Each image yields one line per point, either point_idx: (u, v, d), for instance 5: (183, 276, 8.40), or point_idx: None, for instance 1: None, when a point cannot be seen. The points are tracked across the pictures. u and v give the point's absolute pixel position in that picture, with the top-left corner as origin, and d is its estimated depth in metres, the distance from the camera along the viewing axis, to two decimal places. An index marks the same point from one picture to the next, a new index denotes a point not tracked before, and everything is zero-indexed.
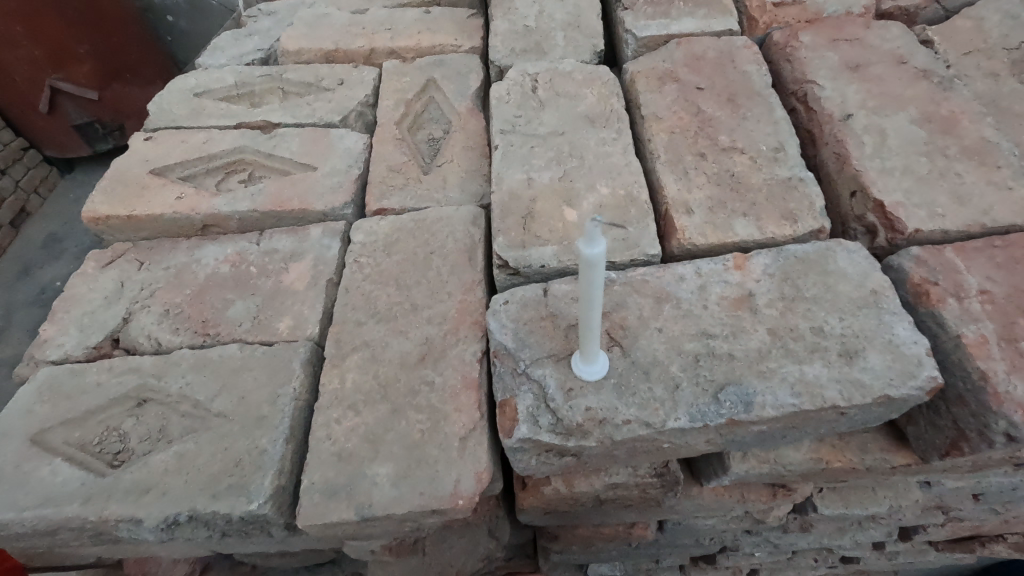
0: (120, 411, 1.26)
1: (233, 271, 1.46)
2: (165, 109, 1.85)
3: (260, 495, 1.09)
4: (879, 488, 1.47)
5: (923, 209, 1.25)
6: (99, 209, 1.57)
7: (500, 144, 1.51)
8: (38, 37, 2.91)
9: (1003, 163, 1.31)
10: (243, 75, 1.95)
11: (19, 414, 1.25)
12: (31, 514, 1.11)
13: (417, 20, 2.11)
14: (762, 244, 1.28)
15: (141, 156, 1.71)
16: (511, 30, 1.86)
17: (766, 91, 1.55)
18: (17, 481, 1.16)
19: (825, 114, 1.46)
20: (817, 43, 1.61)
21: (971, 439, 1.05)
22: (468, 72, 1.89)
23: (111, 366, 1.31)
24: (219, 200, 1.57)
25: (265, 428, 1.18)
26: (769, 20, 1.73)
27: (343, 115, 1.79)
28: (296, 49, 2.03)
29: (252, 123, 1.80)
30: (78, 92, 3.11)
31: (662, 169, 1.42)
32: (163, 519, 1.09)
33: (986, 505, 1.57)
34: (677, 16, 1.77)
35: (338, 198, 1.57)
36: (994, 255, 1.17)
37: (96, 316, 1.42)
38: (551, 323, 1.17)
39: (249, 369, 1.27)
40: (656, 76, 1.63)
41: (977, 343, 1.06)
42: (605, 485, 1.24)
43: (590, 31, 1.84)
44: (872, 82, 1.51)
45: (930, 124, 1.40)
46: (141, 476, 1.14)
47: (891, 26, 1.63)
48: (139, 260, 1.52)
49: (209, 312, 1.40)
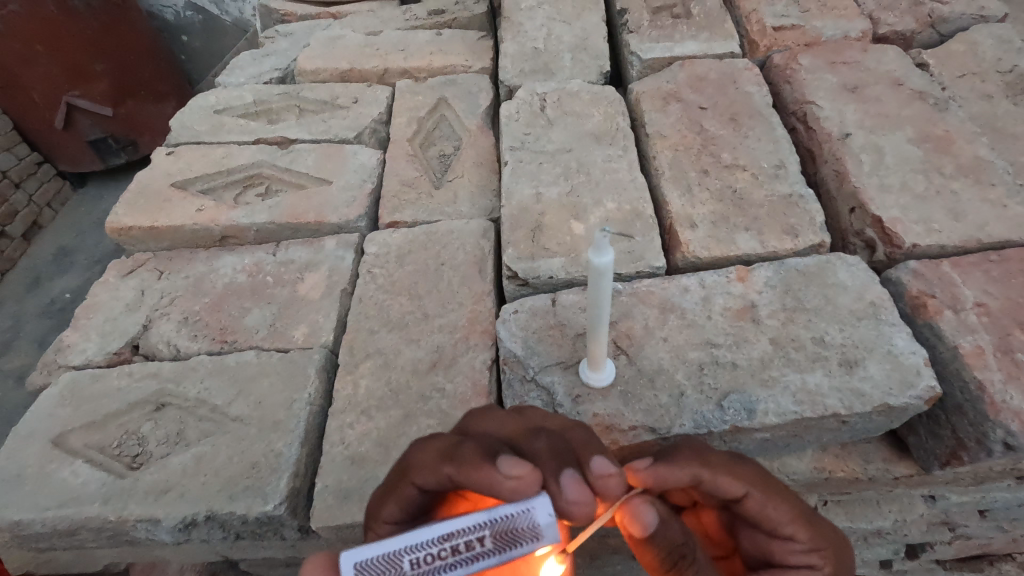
0: (138, 415, 1.29)
1: (250, 281, 1.51)
2: (186, 125, 1.92)
3: (276, 496, 1.12)
4: (883, 502, 1.44)
5: (920, 224, 1.29)
6: (123, 220, 1.63)
7: (510, 160, 1.56)
8: (57, 55, 3.00)
9: (998, 182, 1.36)
10: (261, 93, 2.03)
11: (41, 416, 1.29)
12: (51, 513, 1.14)
13: (429, 41, 2.19)
14: (764, 258, 1.32)
15: (163, 170, 1.76)
16: (520, 51, 1.93)
17: (767, 111, 1.60)
18: (39, 481, 1.19)
19: (825, 134, 1.51)
20: (816, 66, 1.67)
21: (970, 449, 1.07)
22: (478, 91, 1.96)
23: (132, 371, 1.35)
24: (237, 213, 1.62)
25: (282, 431, 1.21)
26: (770, 43, 1.79)
27: (357, 132, 1.86)
28: (313, 69, 2.10)
29: (270, 138, 1.86)
30: (94, 108, 3.19)
31: (667, 185, 1.47)
32: (181, 519, 1.12)
33: (992, 522, 1.53)
34: (680, 39, 1.84)
35: (352, 211, 1.62)
36: (989, 269, 1.21)
37: (116, 324, 1.46)
38: (559, 332, 1.20)
39: (266, 374, 1.31)
40: (660, 96, 1.68)
41: (973, 354, 1.09)
42: None
43: (597, 54, 1.90)
44: (869, 102, 1.56)
45: (926, 144, 1.45)
46: (160, 477, 1.17)
47: (888, 50, 1.69)
48: (159, 270, 1.56)
49: (227, 319, 1.44)
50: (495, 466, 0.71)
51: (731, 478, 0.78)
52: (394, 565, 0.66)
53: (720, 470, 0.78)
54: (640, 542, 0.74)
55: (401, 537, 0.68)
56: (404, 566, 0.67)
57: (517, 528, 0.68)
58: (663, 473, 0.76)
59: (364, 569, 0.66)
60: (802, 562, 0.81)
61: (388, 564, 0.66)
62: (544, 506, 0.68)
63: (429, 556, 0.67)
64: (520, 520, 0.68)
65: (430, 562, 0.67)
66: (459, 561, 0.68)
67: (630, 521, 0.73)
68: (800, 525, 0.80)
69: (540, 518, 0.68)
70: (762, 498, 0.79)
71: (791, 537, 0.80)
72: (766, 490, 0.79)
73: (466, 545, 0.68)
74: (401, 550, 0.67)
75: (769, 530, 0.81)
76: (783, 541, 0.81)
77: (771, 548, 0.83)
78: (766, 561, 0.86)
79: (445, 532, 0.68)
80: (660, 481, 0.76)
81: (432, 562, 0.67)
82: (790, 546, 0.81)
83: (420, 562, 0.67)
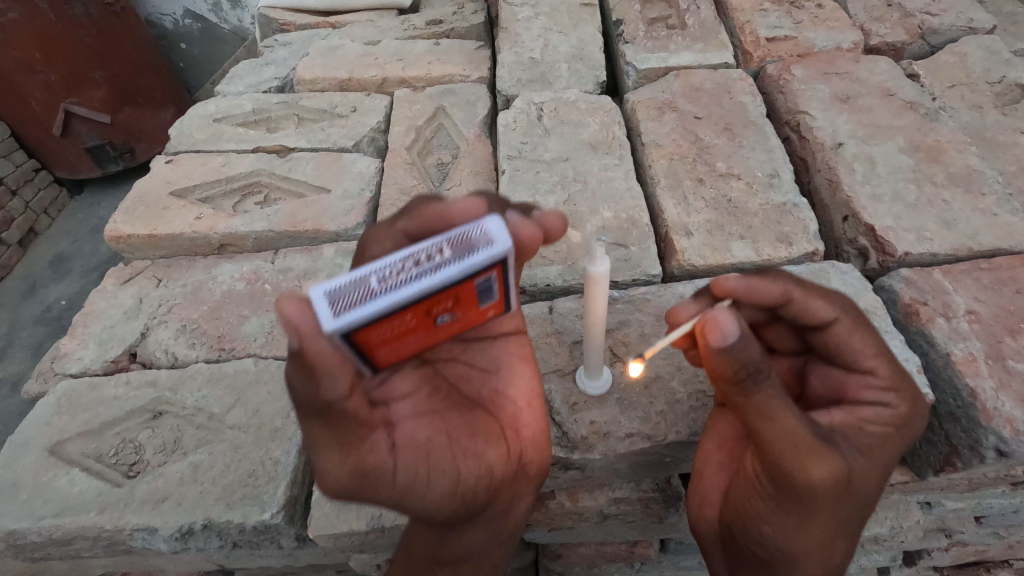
0: (136, 423, 1.29)
1: (248, 288, 1.51)
2: (185, 133, 1.93)
3: (273, 505, 1.12)
4: (880, 509, 1.41)
5: (912, 233, 1.31)
6: (121, 228, 1.63)
7: (507, 169, 1.57)
8: (55, 63, 3.01)
9: (988, 191, 1.38)
10: (259, 102, 2.04)
11: (37, 425, 1.29)
12: (47, 522, 1.13)
13: (427, 51, 2.21)
14: (759, 266, 1.34)
15: (161, 178, 1.77)
16: (517, 61, 1.95)
17: (761, 121, 1.62)
18: (34, 491, 1.18)
19: (818, 143, 1.53)
20: (809, 76, 1.70)
21: (963, 455, 1.08)
22: (476, 100, 1.98)
23: (129, 380, 1.34)
24: (236, 221, 1.63)
25: (279, 439, 1.22)
26: (763, 54, 1.81)
27: (356, 140, 1.87)
28: (311, 78, 2.11)
29: (269, 147, 1.87)
30: (92, 116, 3.20)
31: (662, 194, 1.48)
32: (178, 528, 1.11)
33: (988, 528, 1.53)
34: (675, 49, 1.86)
35: (350, 219, 1.63)
36: (980, 277, 1.23)
37: (114, 331, 1.46)
38: (556, 340, 1.22)
39: (264, 383, 1.31)
40: (656, 106, 1.70)
41: (965, 361, 1.11)
42: (608, 499, 1.23)
43: (593, 64, 1.92)
44: (861, 112, 1.58)
45: (917, 153, 1.47)
46: (157, 485, 1.17)
47: (879, 61, 1.72)
48: (157, 278, 1.57)
49: (225, 327, 1.44)
50: (446, 202, 0.91)
51: (823, 302, 0.92)
52: (359, 285, 0.68)
53: (814, 294, 0.92)
54: (712, 352, 0.79)
55: (362, 267, 0.70)
56: (371, 283, 0.68)
57: (471, 236, 0.73)
58: (757, 284, 0.90)
59: (332, 296, 0.67)
60: (875, 398, 0.94)
61: (357, 285, 0.68)
62: (494, 218, 0.75)
63: (395, 270, 0.69)
64: (471, 231, 0.73)
65: (394, 277, 0.68)
66: (423, 269, 0.69)
67: (710, 330, 0.78)
68: (881, 363, 0.95)
69: (492, 229, 0.73)
70: (848, 326, 0.94)
71: (870, 369, 0.95)
72: (854, 320, 0.94)
73: (428, 258, 0.70)
74: (367, 273, 0.69)
75: (852, 361, 0.95)
76: (863, 375, 0.95)
77: (846, 386, 0.97)
78: (836, 398, 0.99)
79: (404, 252, 0.70)
80: (753, 291, 0.90)
81: (399, 275, 0.68)
82: (867, 381, 0.95)
83: (385, 278, 0.68)
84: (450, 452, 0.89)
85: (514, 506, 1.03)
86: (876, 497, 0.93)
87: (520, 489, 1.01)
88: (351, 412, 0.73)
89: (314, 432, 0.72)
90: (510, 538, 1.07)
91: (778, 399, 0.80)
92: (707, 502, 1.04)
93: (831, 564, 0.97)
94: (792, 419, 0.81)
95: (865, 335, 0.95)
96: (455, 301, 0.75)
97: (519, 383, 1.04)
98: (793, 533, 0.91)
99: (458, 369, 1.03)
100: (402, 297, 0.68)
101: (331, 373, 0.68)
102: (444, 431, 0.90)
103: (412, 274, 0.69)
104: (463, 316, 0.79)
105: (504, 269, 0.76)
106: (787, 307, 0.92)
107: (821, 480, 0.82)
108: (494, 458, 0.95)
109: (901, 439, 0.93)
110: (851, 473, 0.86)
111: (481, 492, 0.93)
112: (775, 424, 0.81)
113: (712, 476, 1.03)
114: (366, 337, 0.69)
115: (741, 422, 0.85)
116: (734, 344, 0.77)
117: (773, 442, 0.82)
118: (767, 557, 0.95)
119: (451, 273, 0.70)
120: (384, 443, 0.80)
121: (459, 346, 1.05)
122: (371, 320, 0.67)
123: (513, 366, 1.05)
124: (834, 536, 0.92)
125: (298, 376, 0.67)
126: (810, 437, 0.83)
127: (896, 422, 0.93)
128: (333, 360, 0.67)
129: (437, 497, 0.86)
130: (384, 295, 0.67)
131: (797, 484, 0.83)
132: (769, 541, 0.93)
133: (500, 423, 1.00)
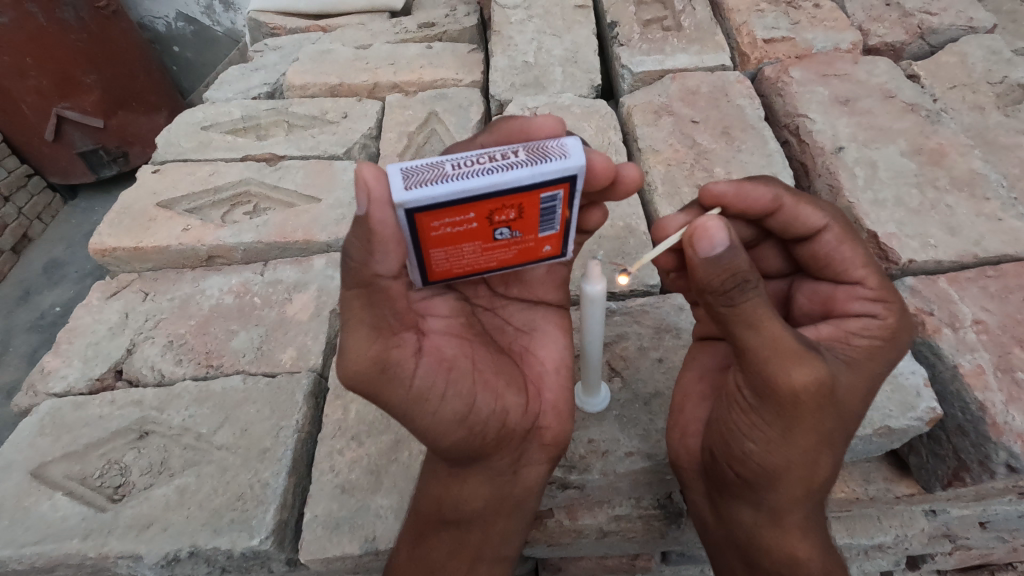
0: (121, 444, 1.25)
1: (237, 301, 1.48)
2: (173, 142, 1.89)
3: (262, 530, 1.09)
4: (884, 517, 1.39)
5: (916, 239, 1.28)
6: (106, 241, 1.60)
7: None
8: (46, 67, 2.96)
9: (992, 195, 1.35)
10: (249, 109, 2.00)
11: (21, 446, 1.25)
12: (30, 550, 1.10)
13: (419, 54, 2.17)
14: None
15: (148, 189, 1.73)
16: (510, 65, 1.91)
17: (759, 125, 1.59)
18: (17, 516, 1.15)
19: (817, 147, 1.50)
20: (807, 78, 1.67)
21: (972, 470, 1.04)
22: (469, 104, 1.94)
23: (114, 399, 1.31)
24: (224, 232, 1.59)
25: (269, 461, 1.19)
26: (761, 56, 1.79)
27: (347, 147, 1.83)
28: (302, 83, 2.08)
29: (258, 155, 1.83)
30: (85, 120, 3.15)
31: (660, 201, 1.45)
32: (164, 555, 1.08)
33: (994, 533, 1.50)
34: (671, 52, 1.82)
35: (341, 230, 1.59)
36: (987, 285, 1.20)
37: (100, 348, 1.42)
38: None
39: (253, 401, 1.28)
40: (652, 110, 1.67)
41: (973, 374, 1.08)
42: (607, 517, 1.19)
43: (587, 67, 1.89)
44: (862, 115, 1.55)
45: (919, 156, 1.44)
46: (143, 510, 1.13)
47: (878, 62, 1.69)
48: (144, 291, 1.53)
49: (213, 343, 1.41)
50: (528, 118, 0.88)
51: (810, 209, 0.93)
52: (437, 167, 0.75)
53: (802, 201, 0.93)
54: (698, 264, 0.75)
55: (441, 158, 0.77)
56: (446, 168, 0.74)
57: (547, 147, 0.78)
58: (748, 188, 0.90)
59: (409, 171, 0.73)
60: (863, 309, 0.93)
61: (433, 167, 0.74)
62: (574, 138, 0.79)
63: (471, 161, 0.75)
64: (548, 144, 0.79)
65: (468, 168, 0.74)
66: (495, 165, 0.75)
67: (698, 239, 0.75)
68: (871, 274, 0.94)
69: (569, 144, 0.78)
70: (836, 234, 0.94)
71: (858, 280, 0.94)
72: (842, 227, 0.94)
73: (503, 157, 0.76)
74: (443, 160, 0.75)
75: (842, 271, 0.95)
76: (853, 285, 0.95)
77: (835, 298, 0.97)
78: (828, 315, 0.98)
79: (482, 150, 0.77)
80: (741, 196, 0.91)
81: (474, 166, 0.75)
82: (856, 295, 0.94)
83: (459, 166, 0.75)
84: (471, 376, 0.87)
85: (523, 468, 0.99)
86: (863, 412, 0.88)
87: (531, 451, 0.98)
88: (388, 297, 0.76)
89: (353, 307, 0.75)
90: (520, 507, 1.02)
91: (765, 307, 0.76)
92: (689, 432, 0.99)
93: (816, 485, 0.90)
94: (780, 327, 0.77)
95: (854, 246, 0.95)
96: (518, 213, 0.78)
97: (551, 349, 1.04)
98: (775, 451, 0.86)
99: (495, 320, 1.02)
100: (469, 187, 0.72)
101: (386, 246, 0.71)
102: (469, 356, 0.90)
103: (481, 167, 0.74)
104: (520, 236, 0.83)
105: (570, 191, 0.79)
106: (775, 214, 0.93)
107: (803, 387, 0.78)
108: (512, 403, 0.93)
109: (890, 352, 0.90)
110: (835, 382, 0.82)
111: (491, 433, 0.91)
112: (763, 331, 0.77)
113: (695, 405, 1.02)
114: (429, 221, 0.75)
115: (723, 332, 0.81)
116: (721, 255, 0.74)
117: (756, 350, 0.78)
118: (748, 477, 0.91)
119: (521, 173, 0.74)
120: (411, 345, 0.81)
121: (500, 299, 1.02)
122: (439, 202, 0.72)
123: (550, 331, 1.04)
124: (820, 456, 0.87)
125: (359, 246, 0.72)
126: (796, 344, 0.78)
127: (882, 335, 0.90)
128: (393, 235, 0.71)
129: (446, 418, 0.84)
130: (456, 180, 0.73)
131: (777, 390, 0.79)
132: (751, 459, 0.88)
133: (525, 378, 0.99)
